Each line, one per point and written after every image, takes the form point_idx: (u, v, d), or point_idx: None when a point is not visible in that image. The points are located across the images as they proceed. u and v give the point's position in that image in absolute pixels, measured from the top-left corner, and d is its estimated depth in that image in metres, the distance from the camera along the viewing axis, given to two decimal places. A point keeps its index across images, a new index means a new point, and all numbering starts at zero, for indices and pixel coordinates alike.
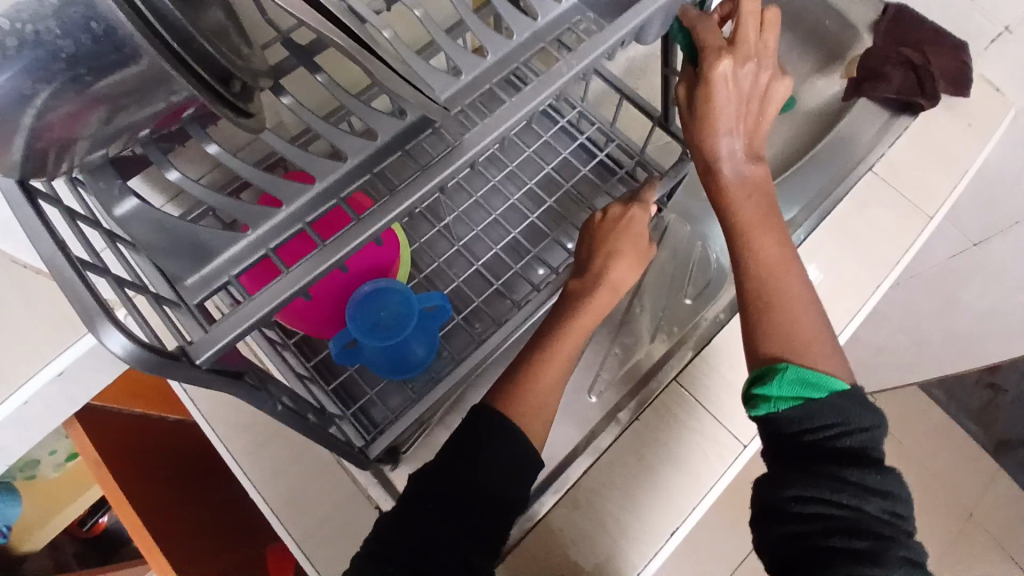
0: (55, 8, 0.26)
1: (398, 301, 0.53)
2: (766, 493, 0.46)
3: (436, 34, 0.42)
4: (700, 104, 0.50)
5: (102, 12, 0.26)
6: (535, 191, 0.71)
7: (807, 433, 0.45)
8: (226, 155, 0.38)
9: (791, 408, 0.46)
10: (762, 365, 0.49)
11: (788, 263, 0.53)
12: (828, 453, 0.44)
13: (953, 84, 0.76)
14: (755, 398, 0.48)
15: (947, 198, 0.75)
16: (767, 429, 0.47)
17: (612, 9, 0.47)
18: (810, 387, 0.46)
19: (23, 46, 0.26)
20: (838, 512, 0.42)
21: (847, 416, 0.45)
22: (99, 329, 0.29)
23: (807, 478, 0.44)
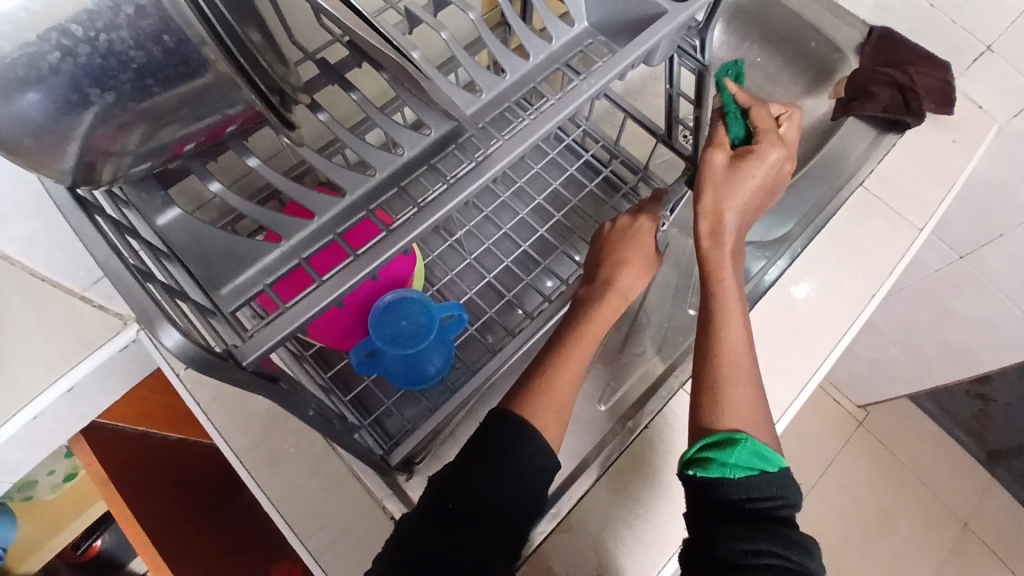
0: (130, 19, 0.27)
1: (419, 311, 0.55)
2: (710, 551, 0.45)
3: (458, 54, 0.44)
4: (743, 176, 0.52)
5: (178, 27, 0.28)
6: (542, 207, 0.73)
7: (751, 500, 0.46)
8: (264, 168, 0.40)
9: (745, 476, 0.47)
10: (714, 432, 0.50)
11: (745, 342, 0.54)
12: (774, 515, 0.46)
13: (939, 102, 0.80)
14: (705, 460, 0.48)
15: (937, 211, 0.78)
16: (706, 491, 0.47)
17: (621, 32, 0.50)
18: (763, 458, 0.48)
19: (94, 54, 0.27)
20: (789, 569, 0.43)
21: (786, 491, 0.47)
22: (156, 327, 0.30)
23: (760, 534, 0.44)
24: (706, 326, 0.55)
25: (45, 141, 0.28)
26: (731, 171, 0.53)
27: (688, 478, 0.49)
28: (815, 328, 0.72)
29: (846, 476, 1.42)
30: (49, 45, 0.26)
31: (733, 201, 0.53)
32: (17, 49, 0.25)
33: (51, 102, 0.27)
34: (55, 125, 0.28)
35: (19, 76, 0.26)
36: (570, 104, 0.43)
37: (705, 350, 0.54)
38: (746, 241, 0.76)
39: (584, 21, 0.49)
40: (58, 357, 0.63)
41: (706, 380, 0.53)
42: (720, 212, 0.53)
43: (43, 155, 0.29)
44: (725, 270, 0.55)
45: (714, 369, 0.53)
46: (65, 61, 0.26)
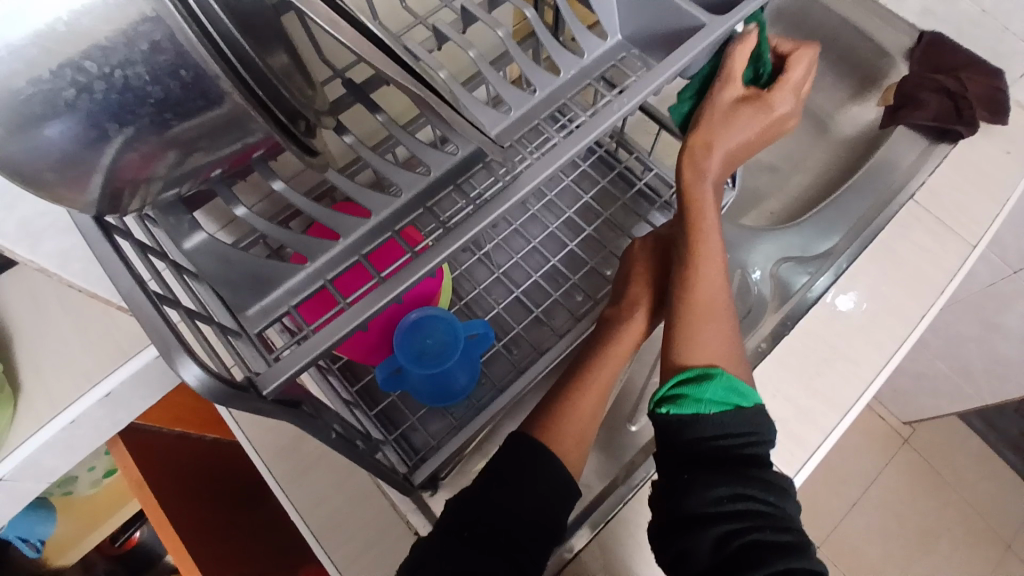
0: (145, 54, 0.26)
1: (443, 329, 0.55)
2: (681, 498, 0.44)
3: (486, 73, 0.43)
4: (741, 123, 0.49)
5: (193, 61, 0.27)
6: (574, 220, 0.71)
7: (722, 438, 0.45)
8: (291, 192, 0.40)
9: (720, 413, 0.45)
10: (687, 369, 0.48)
11: (720, 283, 0.51)
12: (746, 456, 0.45)
13: (991, 111, 0.76)
14: (680, 397, 0.47)
15: (989, 225, 0.74)
16: (679, 434, 0.46)
17: (656, 47, 0.48)
18: (736, 394, 0.46)
19: (111, 90, 0.27)
20: (764, 511, 0.43)
21: (756, 426, 0.46)
22: (176, 360, 0.29)
23: (735, 477, 0.43)
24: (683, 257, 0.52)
25: (66, 173, 0.28)
26: (729, 115, 0.49)
27: (659, 417, 0.47)
28: (857, 347, 0.69)
29: (888, 494, 1.37)
30: (64, 81, 0.26)
31: (725, 143, 0.50)
32: (31, 85, 0.25)
33: (68, 136, 0.27)
34: (75, 159, 0.28)
35: (35, 113, 0.26)
36: (603, 123, 0.42)
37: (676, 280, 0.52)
38: (786, 258, 0.74)
39: (617, 34, 0.49)
40: (96, 366, 0.65)
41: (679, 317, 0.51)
42: (709, 148, 0.50)
43: (65, 187, 0.29)
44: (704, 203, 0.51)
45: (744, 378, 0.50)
46: (82, 97, 0.26)
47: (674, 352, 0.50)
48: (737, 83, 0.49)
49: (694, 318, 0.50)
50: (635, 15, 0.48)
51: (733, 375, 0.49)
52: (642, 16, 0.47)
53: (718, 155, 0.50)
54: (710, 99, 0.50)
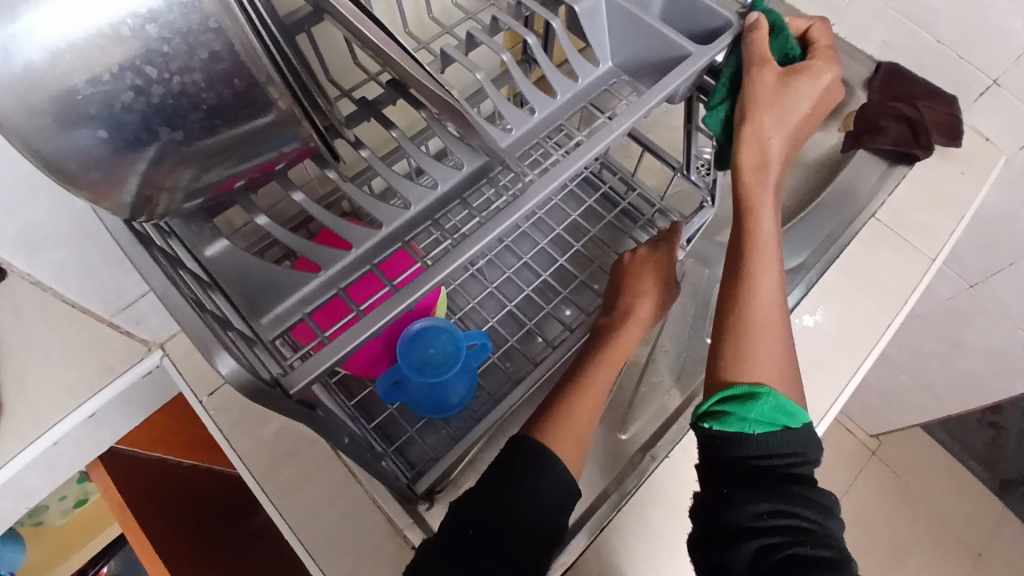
0: (203, 63, 0.28)
1: (446, 339, 0.57)
2: (722, 513, 0.44)
3: (490, 94, 0.46)
4: (792, 100, 0.48)
5: (246, 70, 0.30)
6: (562, 237, 0.74)
7: (768, 456, 0.44)
8: (309, 202, 0.41)
9: (767, 433, 0.44)
10: (734, 384, 0.47)
11: (776, 291, 0.49)
12: (788, 474, 0.44)
13: (946, 135, 0.82)
14: (724, 414, 0.46)
15: (947, 240, 0.79)
16: (721, 452, 0.46)
17: (645, 73, 0.52)
18: (785, 414, 0.45)
19: (166, 94, 0.28)
20: (805, 528, 0.42)
21: (800, 441, 0.45)
22: (212, 353, 0.30)
23: (775, 494, 0.43)
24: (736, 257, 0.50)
25: (101, 180, 0.29)
26: (777, 91, 0.48)
27: (702, 431, 0.47)
28: (832, 355, 0.72)
29: (860, 507, 1.41)
30: (123, 84, 0.27)
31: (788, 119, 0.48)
32: (90, 86, 0.26)
33: (112, 139, 0.28)
34: (115, 163, 0.29)
35: (90, 113, 0.26)
36: (602, 141, 0.44)
37: (731, 290, 0.50)
38: None
39: (609, 62, 0.52)
40: (81, 382, 0.65)
41: (731, 323, 0.49)
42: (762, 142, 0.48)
43: (99, 191, 0.30)
44: (763, 200, 0.50)
45: (796, 395, 0.48)
46: (139, 100, 0.27)
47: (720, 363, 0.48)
48: (772, 65, 0.48)
49: (749, 330, 0.48)
50: (625, 43, 0.52)
51: (784, 394, 0.47)
52: (632, 45, 0.51)
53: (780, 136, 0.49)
54: (753, 84, 0.48)
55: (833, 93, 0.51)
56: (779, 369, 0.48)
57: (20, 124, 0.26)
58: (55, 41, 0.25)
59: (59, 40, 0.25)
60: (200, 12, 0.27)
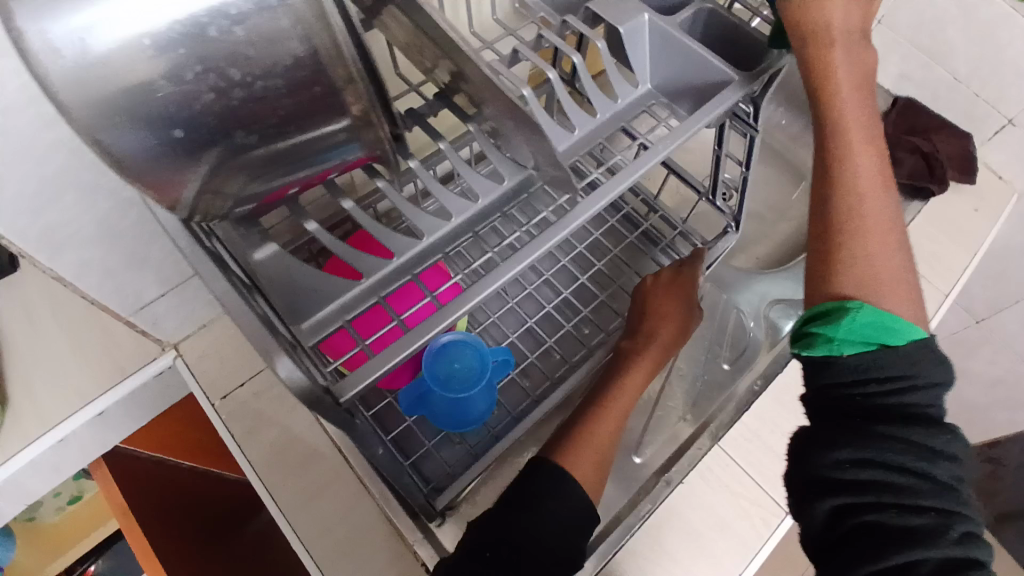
0: (286, 69, 0.28)
1: (471, 353, 0.56)
2: (804, 459, 0.39)
3: (534, 111, 0.46)
4: None
5: (326, 76, 0.29)
6: (583, 255, 0.74)
7: (865, 388, 0.38)
8: (357, 211, 0.41)
9: (858, 354, 0.38)
10: (826, 300, 0.40)
11: (880, 198, 0.40)
12: (891, 412, 0.37)
13: (961, 169, 0.83)
14: (812, 335, 0.39)
15: (962, 274, 0.80)
16: (816, 377, 0.40)
17: (684, 98, 0.52)
18: (886, 332, 0.37)
19: (246, 97, 0.28)
20: (902, 480, 0.36)
21: (914, 372, 0.37)
22: (272, 358, 0.31)
23: (862, 441, 0.37)
24: (823, 171, 0.42)
25: (167, 178, 0.29)
26: None
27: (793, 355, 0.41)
28: None
29: None
30: (204, 85, 0.26)
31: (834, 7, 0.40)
32: (171, 85, 0.26)
33: (185, 139, 0.27)
34: (184, 161, 0.28)
35: (169, 112, 0.26)
36: (644, 164, 0.45)
37: (823, 212, 0.41)
38: (777, 300, 0.78)
39: (648, 82, 0.53)
40: (91, 382, 0.63)
41: (824, 252, 0.40)
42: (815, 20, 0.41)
43: (164, 189, 0.29)
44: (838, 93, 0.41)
45: (915, 316, 0.39)
46: (218, 102, 0.27)
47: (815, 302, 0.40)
48: None
49: (848, 246, 0.40)
50: (665, 68, 0.52)
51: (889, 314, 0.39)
52: (672, 69, 0.52)
53: (835, 26, 0.41)
54: None
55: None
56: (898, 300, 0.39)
57: (92, 117, 0.25)
58: (135, 33, 0.24)
59: (142, 33, 0.24)
60: (293, 13, 0.27)
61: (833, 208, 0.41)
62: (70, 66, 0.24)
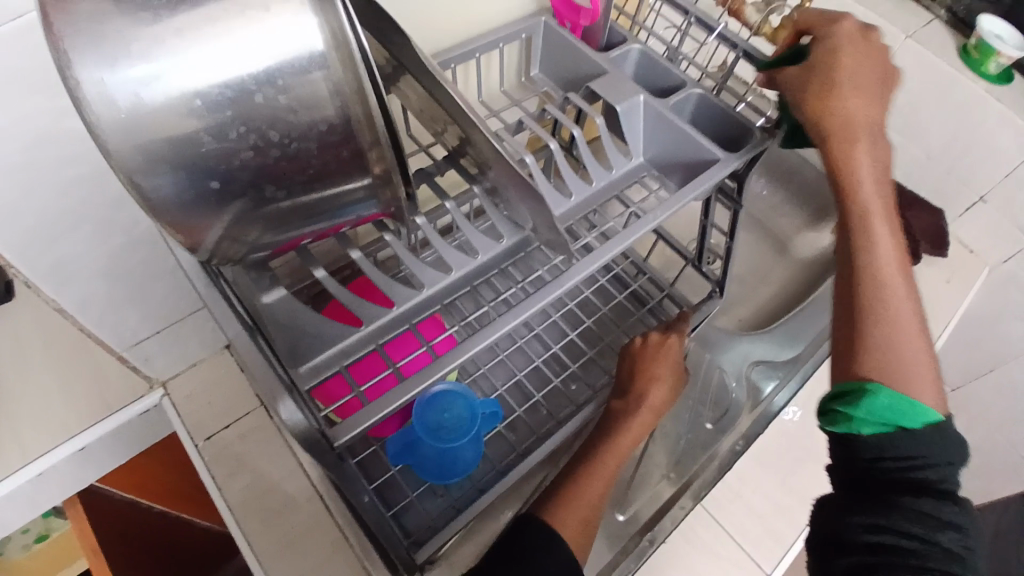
0: (320, 133, 0.30)
1: (462, 405, 0.57)
2: (828, 519, 0.43)
3: (535, 176, 0.49)
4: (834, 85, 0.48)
5: (355, 141, 0.31)
6: (573, 311, 0.76)
7: (885, 460, 0.41)
8: (363, 262, 0.43)
9: (875, 434, 0.41)
10: (849, 379, 0.44)
11: (909, 288, 0.46)
12: (907, 484, 0.40)
13: (933, 244, 0.87)
14: (836, 410, 0.43)
15: (934, 344, 0.82)
16: (840, 449, 0.44)
17: (674, 171, 0.55)
18: (903, 415, 0.41)
19: (279, 156, 0.30)
20: (913, 546, 0.39)
21: (929, 451, 0.40)
22: (275, 401, 0.32)
23: (878, 507, 0.41)
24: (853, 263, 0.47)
25: (195, 224, 0.30)
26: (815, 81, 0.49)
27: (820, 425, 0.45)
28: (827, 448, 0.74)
29: None
30: (243, 143, 0.28)
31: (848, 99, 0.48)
32: (214, 141, 0.28)
33: (218, 189, 0.29)
34: (214, 210, 0.30)
35: (208, 165, 0.28)
36: (635, 232, 0.47)
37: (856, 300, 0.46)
38: (757, 362, 0.80)
39: (640, 156, 0.56)
40: (77, 417, 0.63)
41: (858, 336, 0.44)
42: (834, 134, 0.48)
43: (191, 234, 0.31)
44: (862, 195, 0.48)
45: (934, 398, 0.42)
46: (253, 158, 0.29)
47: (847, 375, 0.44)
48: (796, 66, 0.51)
49: (876, 329, 0.44)
50: (657, 142, 0.55)
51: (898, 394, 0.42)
52: (663, 143, 0.55)
53: (843, 129, 0.48)
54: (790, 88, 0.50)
55: (875, 45, 0.50)
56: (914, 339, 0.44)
57: (137, 164, 0.27)
58: (189, 92, 0.26)
59: (194, 94, 0.27)
60: (333, 84, 0.29)
61: (859, 264, 0.47)
62: (124, 117, 0.26)
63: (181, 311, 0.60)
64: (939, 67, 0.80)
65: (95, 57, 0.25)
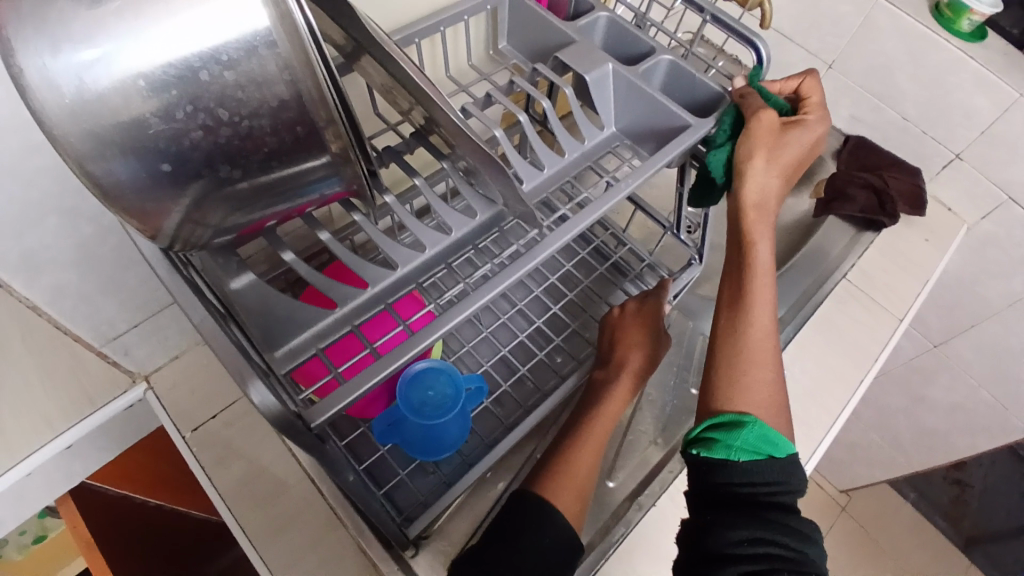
0: (272, 110, 0.30)
1: (445, 382, 0.57)
2: (707, 536, 0.45)
3: (505, 150, 0.48)
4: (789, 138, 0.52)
5: (309, 117, 0.31)
6: (555, 286, 0.76)
7: (754, 484, 0.45)
8: (334, 242, 0.43)
9: (750, 461, 0.46)
10: (722, 413, 0.49)
11: (769, 328, 0.53)
12: (774, 503, 0.45)
13: (911, 204, 0.88)
14: (713, 441, 0.48)
15: (913, 302, 0.84)
16: (708, 476, 0.47)
17: (646, 139, 0.55)
18: (769, 444, 0.46)
19: (233, 135, 0.29)
20: (785, 556, 0.43)
21: (789, 474, 0.46)
22: (246, 384, 0.32)
23: (757, 522, 0.44)
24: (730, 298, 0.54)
25: (155, 208, 0.30)
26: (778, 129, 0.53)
27: (692, 456, 0.49)
28: (810, 409, 0.75)
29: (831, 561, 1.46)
30: (193, 123, 0.28)
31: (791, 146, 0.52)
32: (163, 122, 0.27)
33: (172, 172, 0.29)
34: (172, 193, 0.30)
35: (159, 147, 0.28)
36: (609, 201, 0.47)
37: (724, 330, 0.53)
38: None
39: (612, 125, 0.56)
40: (62, 412, 0.62)
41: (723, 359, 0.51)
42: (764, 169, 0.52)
43: (149, 219, 0.30)
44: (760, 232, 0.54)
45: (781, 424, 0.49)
46: (204, 138, 0.29)
47: (713, 397, 0.51)
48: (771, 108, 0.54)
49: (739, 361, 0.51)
50: (630, 111, 0.55)
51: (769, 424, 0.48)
52: (636, 112, 0.55)
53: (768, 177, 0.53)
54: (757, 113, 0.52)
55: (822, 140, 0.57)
56: (769, 368, 0.51)
57: (87, 148, 0.26)
58: (133, 73, 0.26)
59: (138, 76, 0.26)
60: (281, 60, 0.29)
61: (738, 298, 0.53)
62: (69, 102, 0.25)
63: (157, 303, 0.60)
64: (906, 24, 0.80)
65: (34, 42, 0.24)
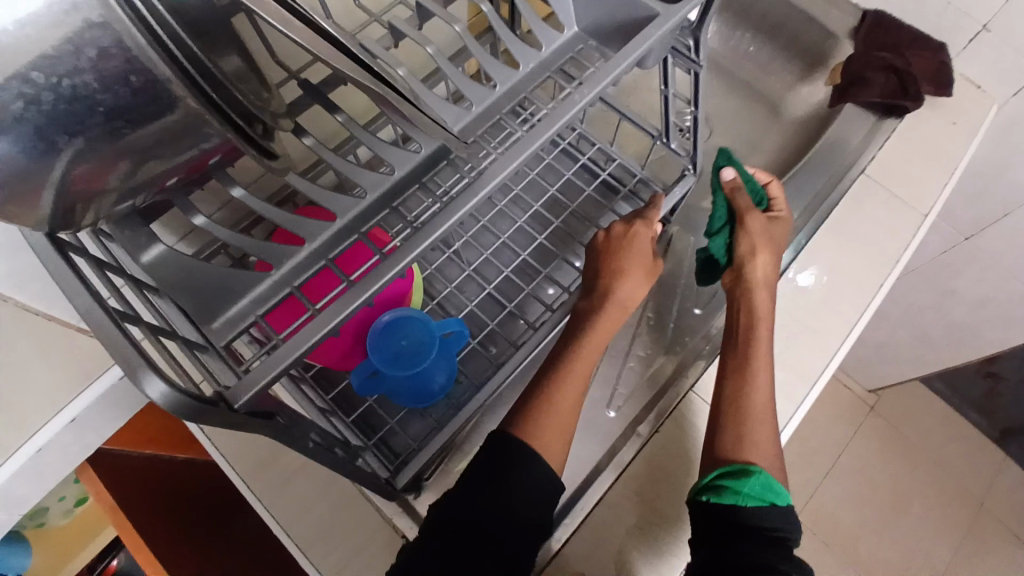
0: (92, 62, 0.28)
1: (419, 328, 0.55)
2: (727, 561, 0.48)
3: (444, 68, 0.43)
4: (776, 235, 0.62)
5: (142, 67, 0.29)
6: (540, 213, 0.72)
7: (760, 527, 0.49)
8: (248, 197, 0.40)
9: (757, 506, 0.50)
10: (728, 462, 0.53)
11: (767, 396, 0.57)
12: (778, 542, 0.49)
13: (935, 83, 0.78)
14: (720, 488, 0.51)
15: (939, 195, 0.76)
16: (718, 519, 0.50)
17: (613, 38, 0.49)
18: (772, 492, 0.51)
19: (58, 100, 0.29)
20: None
21: (786, 522, 0.51)
22: (141, 379, 0.30)
23: (768, 551, 0.48)
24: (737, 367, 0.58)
25: (20, 184, 0.30)
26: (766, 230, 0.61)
27: (699, 503, 0.51)
28: (822, 320, 0.70)
29: (858, 461, 1.42)
30: (11, 93, 0.28)
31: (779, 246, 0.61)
32: None
33: (17, 148, 0.29)
34: (30, 168, 0.30)
35: None
36: (566, 113, 0.41)
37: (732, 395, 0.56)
38: None
39: (575, 26, 0.49)
40: None
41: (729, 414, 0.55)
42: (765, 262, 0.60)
43: (19, 200, 0.31)
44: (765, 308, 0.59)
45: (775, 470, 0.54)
46: (29, 109, 0.28)
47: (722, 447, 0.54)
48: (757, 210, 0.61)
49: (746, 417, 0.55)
50: (590, 9, 0.48)
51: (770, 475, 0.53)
52: (599, 8, 0.48)
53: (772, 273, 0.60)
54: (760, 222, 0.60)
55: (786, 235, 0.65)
56: (765, 429, 0.55)
57: None
58: None
59: None
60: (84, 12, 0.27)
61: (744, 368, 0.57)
62: None
63: None
64: None
65: None
